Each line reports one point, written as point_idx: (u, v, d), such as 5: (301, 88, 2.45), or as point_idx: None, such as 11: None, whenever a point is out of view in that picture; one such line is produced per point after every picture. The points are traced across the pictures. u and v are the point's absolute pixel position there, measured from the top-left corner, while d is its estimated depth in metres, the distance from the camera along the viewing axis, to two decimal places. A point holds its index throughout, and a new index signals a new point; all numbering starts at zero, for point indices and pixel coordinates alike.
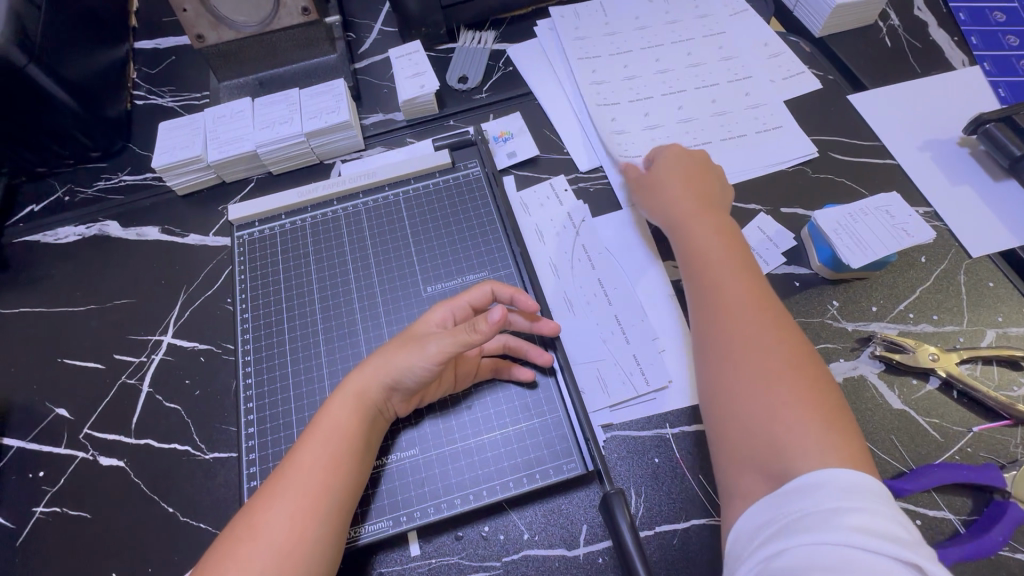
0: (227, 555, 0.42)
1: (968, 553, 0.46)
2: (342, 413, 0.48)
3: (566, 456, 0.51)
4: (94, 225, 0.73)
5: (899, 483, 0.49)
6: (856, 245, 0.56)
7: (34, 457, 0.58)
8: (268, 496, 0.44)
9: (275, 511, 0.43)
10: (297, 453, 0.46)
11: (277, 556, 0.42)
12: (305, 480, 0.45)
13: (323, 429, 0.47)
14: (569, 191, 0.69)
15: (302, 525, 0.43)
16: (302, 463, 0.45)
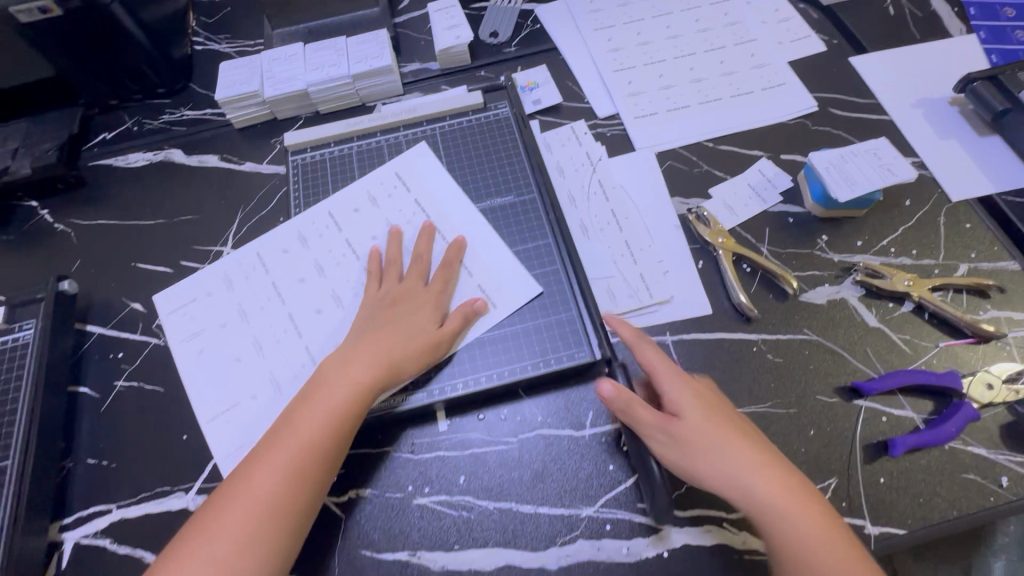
0: (256, 452, 0.51)
1: (922, 440, 0.54)
2: (331, 400, 0.53)
3: (577, 346, 0.60)
4: (160, 151, 0.81)
5: (866, 384, 0.57)
6: (844, 181, 0.63)
7: (113, 342, 0.67)
8: (258, 457, 0.51)
9: (296, 428, 0.52)
10: (288, 431, 0.52)
11: (263, 511, 0.48)
12: (291, 451, 0.51)
13: (310, 412, 0.53)
14: (588, 134, 0.75)
15: (314, 440, 0.51)
16: (324, 391, 0.54)
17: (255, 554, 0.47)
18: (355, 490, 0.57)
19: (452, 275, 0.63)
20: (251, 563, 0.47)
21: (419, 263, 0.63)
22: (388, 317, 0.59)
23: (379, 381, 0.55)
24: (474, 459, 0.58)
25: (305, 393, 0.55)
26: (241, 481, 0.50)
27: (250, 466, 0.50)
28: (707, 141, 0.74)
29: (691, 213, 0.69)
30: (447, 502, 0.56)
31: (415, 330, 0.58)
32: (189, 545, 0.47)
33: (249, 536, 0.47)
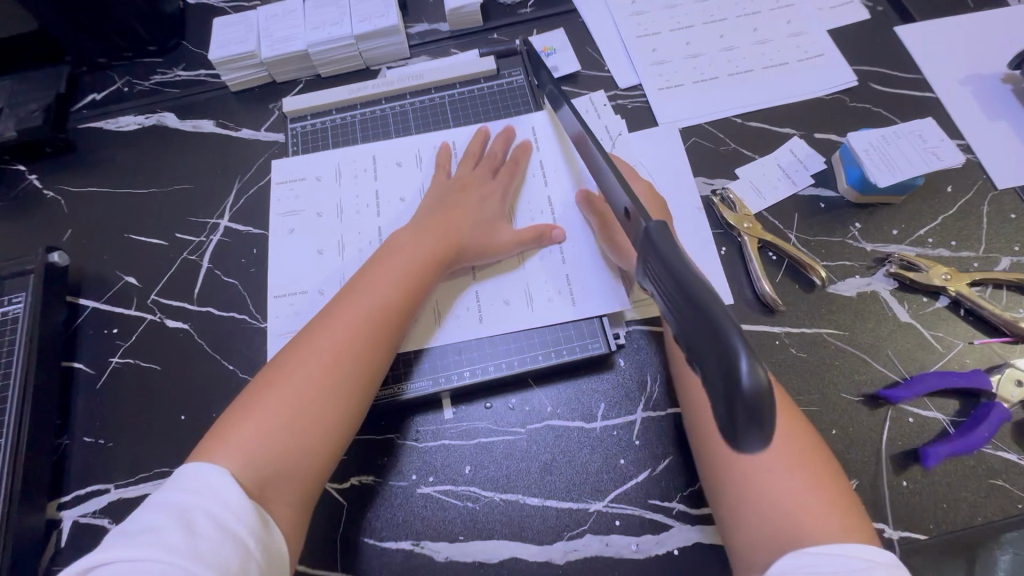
0: (321, 321, 0.53)
1: (957, 448, 0.51)
2: (395, 273, 0.55)
3: (591, 337, 0.58)
4: (152, 115, 0.76)
5: (892, 390, 0.54)
6: (884, 164, 0.59)
7: (108, 317, 0.65)
8: (326, 319, 0.53)
9: (361, 297, 0.54)
10: (353, 296, 0.54)
11: (326, 360, 0.50)
12: (357, 312, 0.53)
13: (373, 281, 0.55)
14: (608, 106, 0.70)
15: (384, 306, 0.53)
16: (391, 265, 0.56)
17: (323, 411, 0.49)
18: (357, 478, 0.55)
19: (519, 172, 0.65)
20: (320, 418, 0.48)
21: (491, 158, 0.65)
22: (461, 203, 0.61)
23: (443, 260, 0.57)
24: (480, 449, 0.56)
25: (371, 267, 0.56)
26: (306, 346, 0.51)
27: (316, 332, 0.52)
28: (735, 117, 0.69)
29: (716, 195, 0.65)
30: (453, 492, 0.54)
31: (490, 229, 0.60)
32: (257, 404, 0.48)
33: (320, 392, 0.49)
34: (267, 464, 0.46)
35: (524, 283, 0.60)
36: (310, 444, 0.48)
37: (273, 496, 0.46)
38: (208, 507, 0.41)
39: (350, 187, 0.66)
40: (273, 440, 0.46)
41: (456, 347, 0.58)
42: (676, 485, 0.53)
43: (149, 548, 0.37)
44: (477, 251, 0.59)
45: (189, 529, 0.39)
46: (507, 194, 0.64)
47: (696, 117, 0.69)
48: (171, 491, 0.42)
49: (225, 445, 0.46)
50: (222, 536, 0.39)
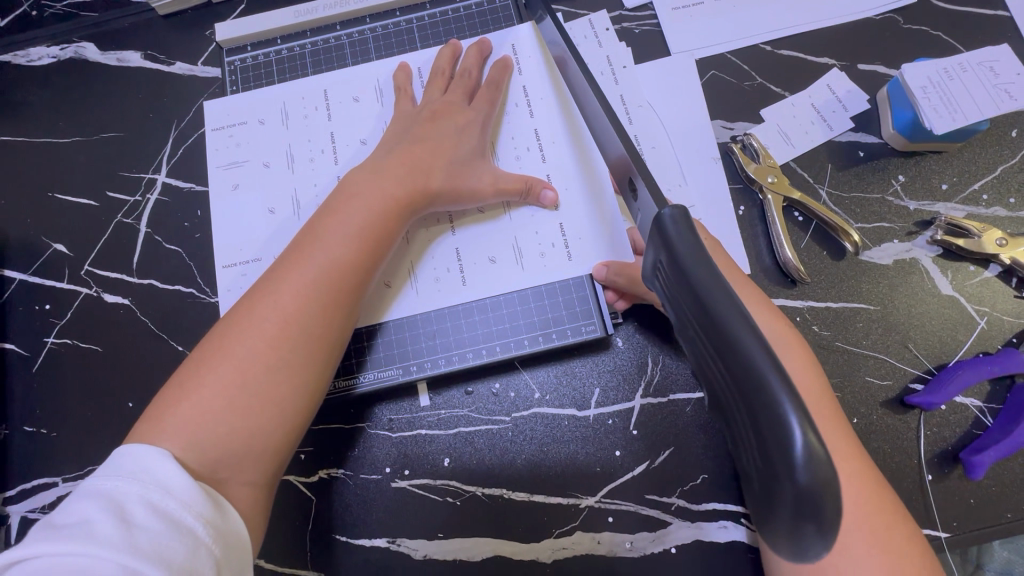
0: (269, 277, 0.44)
1: (1003, 452, 0.45)
2: (355, 220, 0.46)
3: (586, 318, 0.50)
4: (68, 46, 0.64)
5: (925, 398, 0.47)
6: (945, 106, 0.48)
7: (39, 291, 0.57)
8: (274, 277, 0.44)
9: (315, 246, 0.44)
10: (303, 248, 0.45)
11: (274, 327, 0.42)
12: (310, 267, 0.44)
13: (327, 229, 0.45)
14: (610, 31, 0.58)
15: (345, 258, 0.45)
16: (347, 207, 0.46)
17: (280, 381, 0.41)
18: (326, 471, 0.50)
19: (499, 99, 0.54)
20: (276, 391, 0.41)
21: (465, 78, 0.54)
22: (430, 134, 0.51)
23: (411, 200, 0.48)
24: (460, 440, 0.50)
25: (325, 210, 0.47)
26: (253, 307, 0.42)
27: (263, 290, 0.43)
28: (764, 44, 0.57)
29: (736, 142, 0.55)
30: (430, 486, 0.49)
31: (467, 166, 0.51)
32: (199, 379, 0.40)
33: (275, 361, 0.41)
34: (217, 446, 0.38)
35: (505, 234, 0.52)
36: (269, 419, 0.40)
37: (228, 481, 0.38)
38: (145, 491, 0.34)
39: (302, 136, 0.56)
40: (225, 418, 0.39)
41: (432, 315, 0.51)
42: (675, 479, 0.48)
43: (74, 544, 0.31)
44: (451, 194, 0.50)
45: (123, 520, 0.32)
46: (486, 125, 0.53)
47: (713, 46, 0.57)
48: (100, 476, 0.34)
49: (164, 428, 0.38)
50: (165, 525, 0.33)
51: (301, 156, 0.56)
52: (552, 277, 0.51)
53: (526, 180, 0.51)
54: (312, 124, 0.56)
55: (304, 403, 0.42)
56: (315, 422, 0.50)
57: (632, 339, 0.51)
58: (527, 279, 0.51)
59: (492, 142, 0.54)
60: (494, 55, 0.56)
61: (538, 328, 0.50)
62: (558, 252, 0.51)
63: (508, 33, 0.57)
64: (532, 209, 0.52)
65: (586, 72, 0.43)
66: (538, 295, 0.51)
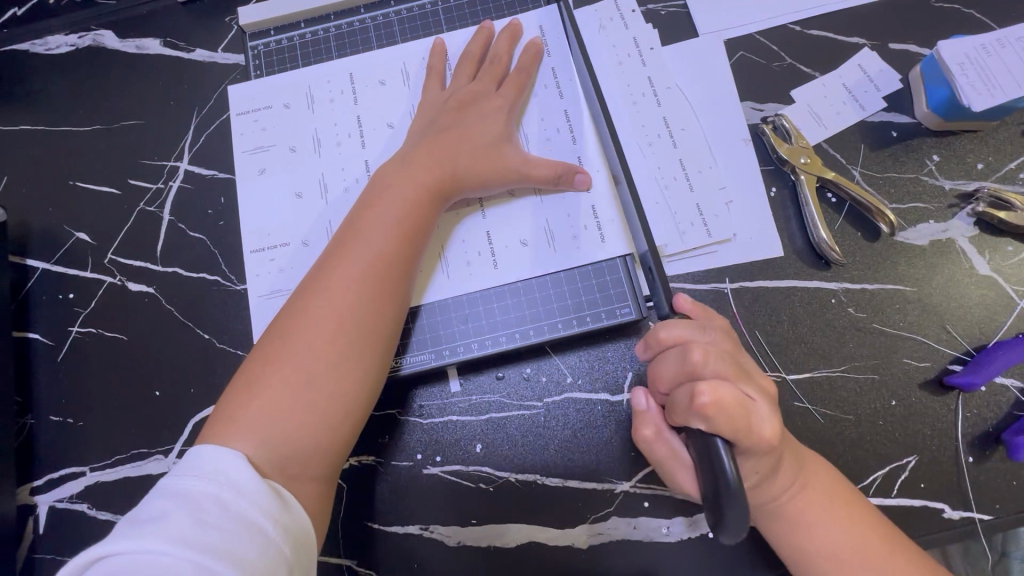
0: (316, 274, 0.44)
1: None
2: (395, 213, 0.46)
3: (620, 301, 0.49)
4: (87, 34, 0.63)
5: (966, 378, 0.46)
6: (983, 83, 0.48)
7: (62, 280, 0.56)
8: (322, 276, 0.44)
9: (359, 241, 0.45)
10: (348, 246, 0.45)
11: (328, 324, 0.42)
12: (359, 264, 0.44)
13: (370, 225, 0.45)
14: (637, 12, 0.57)
15: (389, 250, 0.45)
16: (384, 199, 0.47)
17: (338, 375, 0.41)
18: (357, 458, 0.49)
19: (528, 84, 0.54)
20: (335, 385, 0.41)
21: (495, 64, 0.53)
22: (459, 123, 0.50)
23: (443, 187, 0.48)
24: (493, 425, 0.49)
25: (363, 204, 0.47)
26: (306, 306, 0.43)
27: (314, 288, 0.43)
28: (793, 24, 0.56)
29: (767, 123, 0.54)
30: (462, 472, 0.49)
31: (496, 149, 0.50)
32: (260, 378, 0.40)
33: (332, 355, 0.41)
34: (286, 442, 0.39)
35: (535, 217, 0.51)
36: (332, 415, 0.41)
37: (298, 475, 0.39)
38: (216, 490, 0.34)
39: (328, 121, 0.55)
40: (293, 414, 0.39)
41: (470, 302, 0.50)
42: None
43: (156, 541, 0.31)
44: (482, 177, 0.49)
45: (200, 517, 0.33)
46: (515, 110, 0.52)
47: (742, 25, 0.56)
48: (176, 475, 0.35)
49: (234, 426, 0.39)
50: (237, 525, 0.33)
51: (328, 140, 0.55)
52: (586, 261, 0.50)
53: (558, 165, 0.50)
54: (338, 108, 0.56)
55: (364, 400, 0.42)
56: None
57: None
58: (561, 262, 0.50)
59: (521, 126, 0.53)
60: (523, 38, 0.56)
61: (574, 313, 0.50)
62: (593, 234, 0.50)
63: (536, 15, 0.56)
64: (565, 192, 0.51)
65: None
66: (573, 279, 0.50)
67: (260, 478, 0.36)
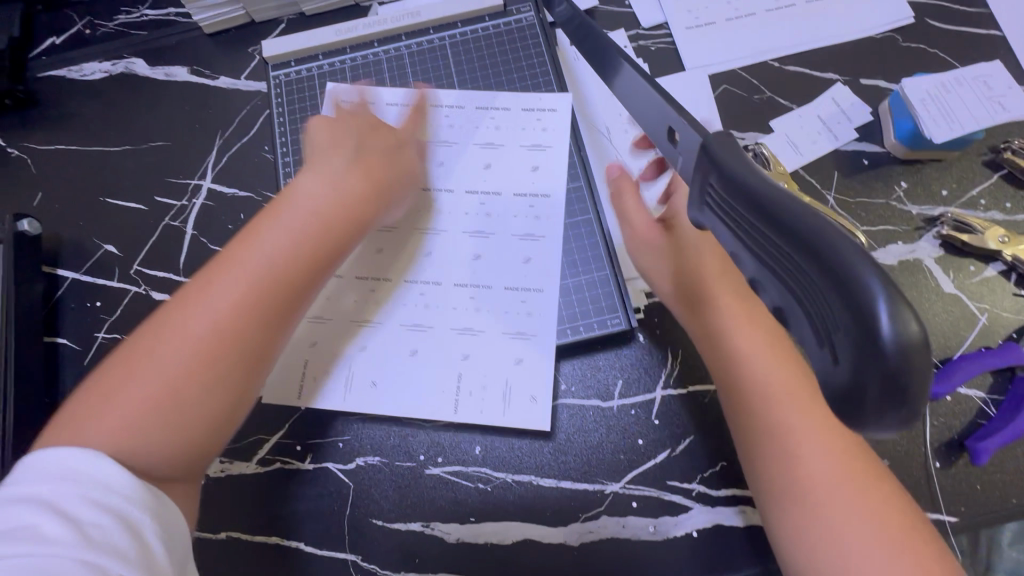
0: (200, 283, 0.44)
1: (1007, 438, 0.48)
2: (289, 234, 0.46)
3: (611, 313, 0.54)
4: (119, 61, 0.68)
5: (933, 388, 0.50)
6: (943, 116, 0.52)
7: (90, 289, 0.60)
8: (204, 288, 0.43)
9: (254, 249, 0.45)
10: (235, 259, 0.44)
11: (204, 340, 0.41)
12: (246, 283, 0.43)
13: (258, 241, 0.45)
14: (629, 48, 0.62)
15: (283, 272, 0.45)
16: (288, 215, 0.47)
17: (217, 387, 0.42)
18: (364, 458, 0.53)
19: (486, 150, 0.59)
20: (205, 404, 0.41)
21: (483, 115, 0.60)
22: (400, 167, 0.54)
23: (360, 210, 0.50)
24: (491, 429, 0.53)
25: (263, 215, 0.47)
26: (184, 315, 0.42)
27: (194, 298, 0.43)
28: (773, 60, 0.61)
29: (748, 151, 0.58)
30: (462, 473, 0.52)
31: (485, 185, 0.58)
32: (123, 386, 0.40)
33: (205, 374, 0.41)
34: (152, 453, 0.39)
35: (472, 270, 0.56)
36: (199, 433, 0.41)
37: (173, 478, 0.40)
38: (82, 492, 0.35)
39: None
40: (154, 430, 0.39)
41: (408, 341, 0.55)
42: (696, 466, 0.51)
43: (19, 546, 0.32)
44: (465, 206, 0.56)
45: (69, 519, 0.33)
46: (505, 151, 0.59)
47: (726, 61, 0.61)
48: (20, 485, 0.35)
49: (92, 429, 0.38)
50: (112, 519, 0.34)
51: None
52: (518, 313, 0.55)
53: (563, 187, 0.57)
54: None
55: (230, 420, 0.43)
56: (353, 413, 0.54)
57: (653, 335, 0.54)
58: (533, 292, 0.55)
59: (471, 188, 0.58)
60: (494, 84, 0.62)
61: (500, 365, 0.53)
62: (531, 295, 0.55)
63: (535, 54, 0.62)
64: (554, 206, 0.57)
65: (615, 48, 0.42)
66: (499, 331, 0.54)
67: (131, 475, 0.37)
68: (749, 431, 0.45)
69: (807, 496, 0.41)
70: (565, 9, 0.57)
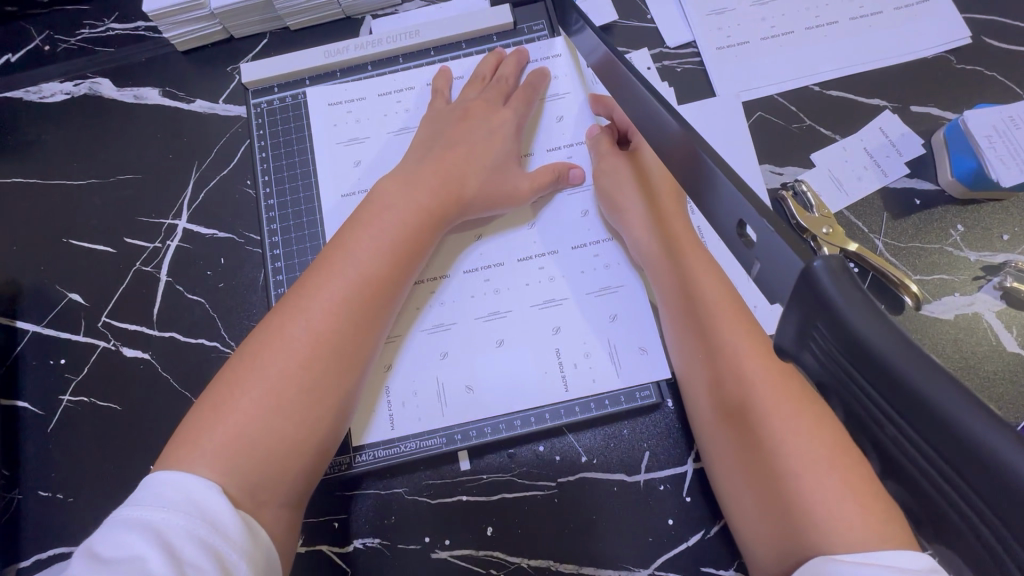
0: (301, 292, 0.44)
1: None
2: (383, 238, 0.46)
3: (637, 380, 0.48)
4: (83, 82, 0.61)
5: None
6: (1013, 155, 0.46)
7: (54, 344, 0.54)
8: (303, 298, 0.43)
9: (346, 258, 0.45)
10: (334, 265, 0.44)
11: (304, 345, 0.41)
12: (341, 287, 0.44)
13: (353, 245, 0.45)
14: (652, 70, 0.56)
15: (376, 274, 0.45)
16: (380, 218, 0.46)
17: (313, 401, 0.41)
18: (362, 540, 0.47)
19: (535, 102, 0.55)
20: (305, 411, 0.41)
21: (500, 83, 0.54)
22: (454, 163, 0.49)
23: (445, 210, 0.48)
24: (502, 507, 0.48)
25: (356, 220, 0.47)
26: (285, 324, 0.42)
27: (295, 306, 0.43)
28: (813, 85, 0.55)
29: (787, 189, 0.52)
30: (472, 558, 0.47)
31: (503, 170, 0.51)
32: (228, 400, 0.40)
33: (307, 377, 0.41)
34: (254, 474, 0.38)
35: (540, 247, 0.52)
36: (300, 442, 0.40)
37: (267, 502, 0.39)
38: (191, 525, 0.33)
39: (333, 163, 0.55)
40: (257, 442, 0.39)
41: (491, 331, 0.50)
42: (734, 550, 0.46)
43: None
44: (484, 202, 0.50)
45: (173, 555, 0.32)
46: (522, 126, 0.53)
47: (760, 86, 0.55)
48: (137, 505, 0.34)
49: (198, 458, 0.37)
50: (211, 560, 0.33)
51: (344, 168, 0.55)
52: (595, 271, 0.51)
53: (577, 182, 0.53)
54: (344, 134, 0.56)
55: (332, 428, 0.43)
56: (348, 489, 0.48)
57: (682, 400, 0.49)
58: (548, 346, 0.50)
59: (527, 151, 0.54)
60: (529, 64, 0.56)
61: (594, 330, 0.49)
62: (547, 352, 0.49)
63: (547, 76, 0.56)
64: (564, 228, 0.52)
65: (653, 94, 0.36)
66: (583, 294, 0.50)
67: (234, 514, 0.35)
68: (722, 417, 0.42)
69: (754, 407, 0.40)
70: (583, 20, 0.50)
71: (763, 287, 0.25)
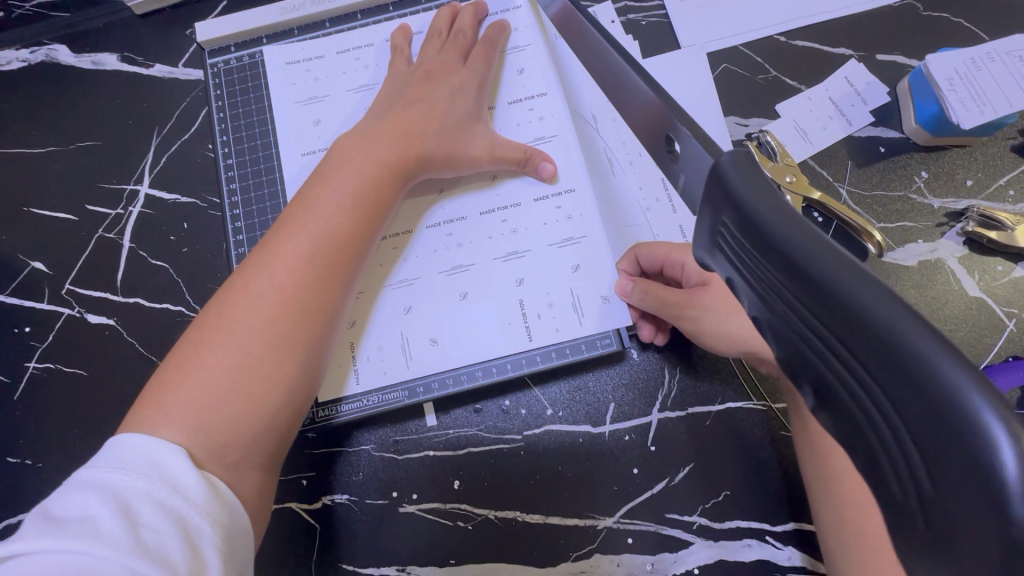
0: (263, 250, 0.42)
1: None
2: (346, 192, 0.44)
3: (600, 331, 0.49)
4: (39, 49, 0.60)
5: None
6: (973, 98, 0.46)
7: (18, 312, 0.54)
8: (267, 256, 0.42)
9: (307, 214, 0.43)
10: (297, 222, 0.43)
11: (271, 301, 0.40)
12: (306, 242, 0.42)
13: (317, 200, 0.44)
14: (616, 23, 0.55)
15: (340, 228, 0.43)
16: (340, 173, 0.45)
17: (287, 358, 0.40)
18: (330, 497, 0.47)
19: (496, 58, 0.54)
20: (278, 367, 0.39)
21: (459, 38, 0.53)
22: (415, 120, 0.48)
23: (406, 165, 0.47)
24: (468, 461, 0.48)
25: (317, 177, 0.46)
26: (248, 282, 0.41)
27: (258, 264, 0.41)
28: (778, 35, 0.54)
29: (751, 139, 0.52)
30: (439, 511, 0.47)
31: (464, 127, 0.50)
32: (194, 359, 0.38)
33: (276, 333, 0.39)
34: (224, 432, 0.37)
35: (504, 203, 0.52)
36: (275, 399, 0.39)
37: (239, 464, 0.37)
38: (152, 488, 0.32)
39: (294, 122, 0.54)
40: (229, 399, 0.37)
41: (456, 284, 0.50)
42: (697, 496, 0.46)
43: (81, 540, 0.29)
44: (444, 160, 0.49)
45: (132, 520, 0.30)
46: (485, 85, 0.52)
47: (723, 36, 0.54)
48: (93, 467, 0.33)
49: (162, 418, 0.36)
50: (173, 525, 0.31)
51: (304, 126, 0.54)
52: (557, 223, 0.51)
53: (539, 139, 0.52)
54: (304, 93, 0.55)
55: (308, 384, 0.41)
56: (314, 446, 0.48)
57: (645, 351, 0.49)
58: (512, 301, 0.49)
59: (490, 104, 0.54)
60: (489, 18, 0.56)
61: (557, 283, 0.49)
62: (512, 307, 0.49)
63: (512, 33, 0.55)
64: (530, 179, 0.52)
65: (597, 29, 0.36)
66: (545, 245, 0.50)
67: (200, 476, 0.34)
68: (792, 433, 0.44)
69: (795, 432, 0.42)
70: None
71: (687, 197, 0.27)
